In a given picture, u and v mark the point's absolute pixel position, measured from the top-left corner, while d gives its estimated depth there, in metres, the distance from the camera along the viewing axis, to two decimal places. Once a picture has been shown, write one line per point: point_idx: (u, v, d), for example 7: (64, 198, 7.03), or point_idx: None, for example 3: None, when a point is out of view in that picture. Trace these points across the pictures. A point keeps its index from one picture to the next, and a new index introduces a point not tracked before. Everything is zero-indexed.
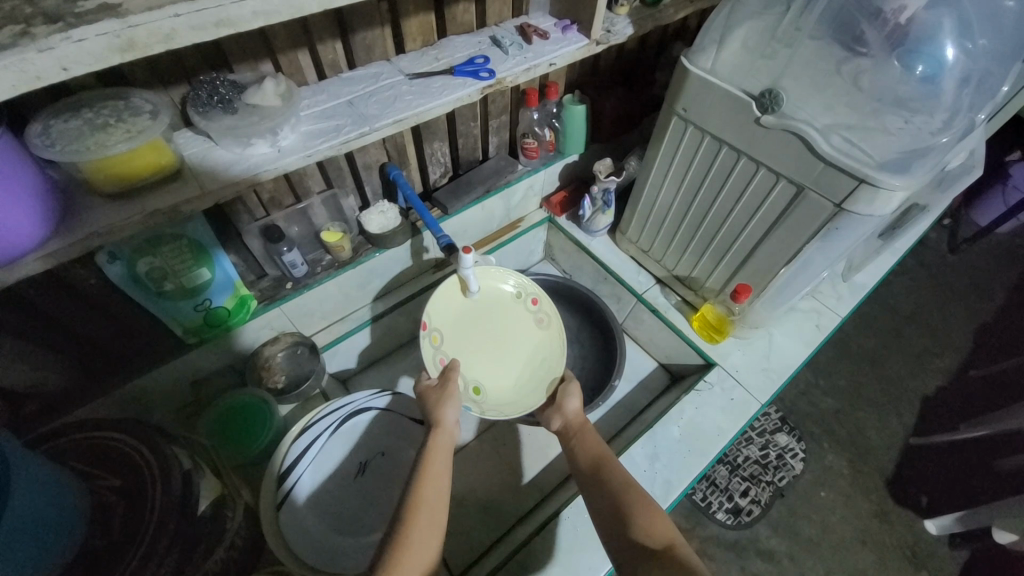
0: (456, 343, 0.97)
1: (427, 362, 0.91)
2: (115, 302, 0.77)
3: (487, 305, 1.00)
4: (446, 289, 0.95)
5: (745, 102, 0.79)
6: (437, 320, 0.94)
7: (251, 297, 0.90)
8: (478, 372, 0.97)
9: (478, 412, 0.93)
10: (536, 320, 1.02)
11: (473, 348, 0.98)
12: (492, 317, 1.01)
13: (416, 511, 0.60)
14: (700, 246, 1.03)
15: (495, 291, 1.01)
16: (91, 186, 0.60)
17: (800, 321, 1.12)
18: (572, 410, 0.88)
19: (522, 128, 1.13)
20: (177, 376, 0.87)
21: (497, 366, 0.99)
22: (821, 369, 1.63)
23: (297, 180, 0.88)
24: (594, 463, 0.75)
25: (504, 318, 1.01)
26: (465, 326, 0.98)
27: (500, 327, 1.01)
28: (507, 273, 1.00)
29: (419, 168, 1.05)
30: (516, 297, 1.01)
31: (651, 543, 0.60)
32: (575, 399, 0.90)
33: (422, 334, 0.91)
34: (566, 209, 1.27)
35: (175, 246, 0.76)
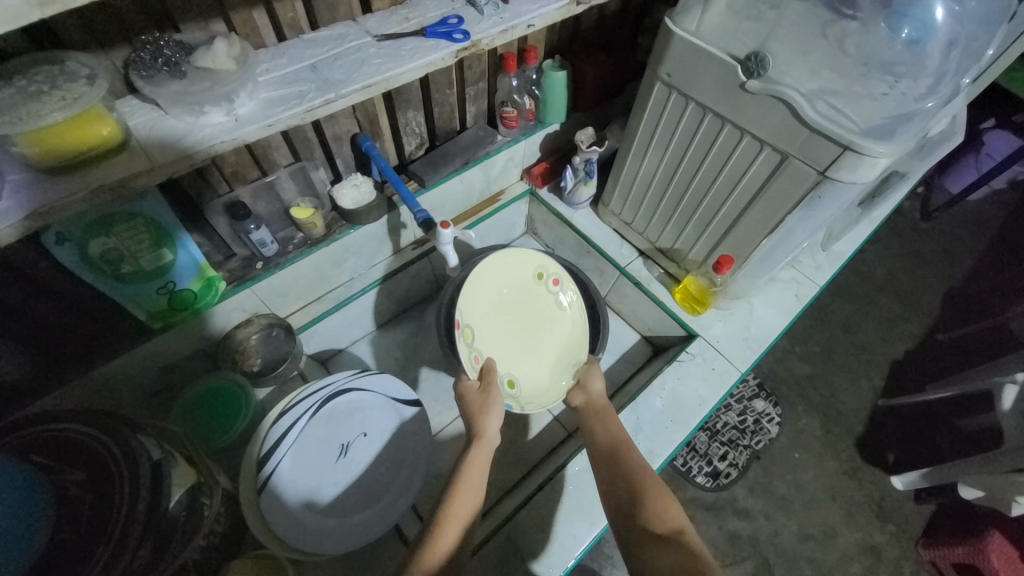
0: (489, 337, 0.97)
1: (465, 361, 0.88)
2: (69, 289, 0.72)
3: (513, 293, 1.01)
4: (476, 283, 0.95)
5: (732, 65, 0.77)
6: (470, 317, 0.94)
7: (219, 279, 0.86)
8: (510, 363, 0.98)
9: (518, 408, 0.93)
10: (556, 302, 1.05)
11: (505, 338, 0.99)
12: (518, 305, 1.02)
13: (450, 516, 0.65)
14: (683, 217, 1.02)
15: (519, 278, 1.02)
16: (26, 159, 0.54)
17: (780, 292, 1.13)
18: (594, 392, 0.91)
19: (501, 95, 1.08)
20: (145, 362, 0.84)
21: (528, 355, 1.00)
22: (797, 337, 1.67)
23: (262, 153, 0.82)
24: (613, 444, 0.77)
25: (529, 305, 1.03)
26: (495, 318, 0.99)
27: (527, 314, 1.02)
28: (527, 255, 1.01)
29: (393, 139, 1.00)
30: (538, 279, 1.03)
31: (662, 526, 0.61)
32: (599, 384, 0.93)
33: (456, 332, 0.89)
34: (548, 180, 1.23)
35: (130, 225, 0.71)
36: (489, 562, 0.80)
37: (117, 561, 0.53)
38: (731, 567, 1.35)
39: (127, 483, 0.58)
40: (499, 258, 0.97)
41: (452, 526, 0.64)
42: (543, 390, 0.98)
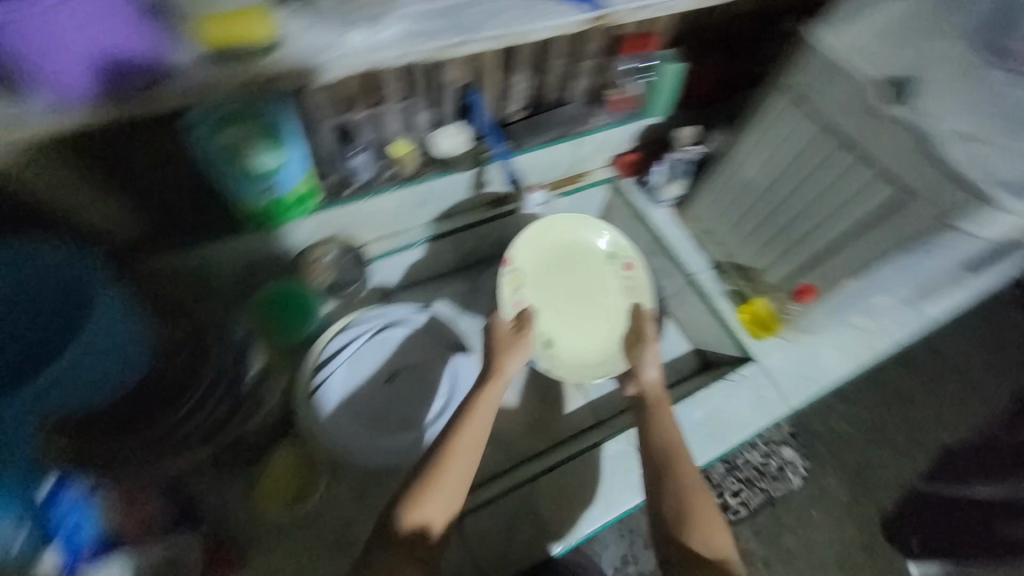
0: (540, 289, 1.07)
1: (506, 300, 1.02)
2: (188, 174, 0.79)
3: (571, 253, 1.08)
4: (531, 239, 1.06)
5: (872, 88, 0.72)
6: (520, 263, 1.05)
7: (315, 194, 0.90)
8: (559, 324, 1.06)
9: (544, 364, 1.02)
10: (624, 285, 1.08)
11: (561, 299, 1.07)
12: (576, 269, 1.08)
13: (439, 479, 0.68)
14: (772, 236, 0.99)
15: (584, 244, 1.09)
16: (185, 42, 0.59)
17: (852, 338, 1.08)
18: (649, 379, 0.88)
19: (611, 76, 1.06)
20: (235, 255, 0.90)
21: (577, 325, 1.06)
22: (847, 394, 1.57)
23: (378, 85, 0.86)
24: (668, 449, 0.77)
25: (593, 276, 1.08)
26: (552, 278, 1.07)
27: (586, 282, 1.08)
28: (602, 230, 1.08)
29: (496, 97, 1.00)
30: (608, 258, 1.09)
31: (707, 552, 0.70)
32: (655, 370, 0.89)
33: (503, 271, 1.03)
34: (634, 171, 1.21)
35: (254, 126, 0.76)
36: (503, 516, 0.83)
37: None
38: None
39: None
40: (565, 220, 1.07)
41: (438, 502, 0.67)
42: (582, 355, 1.05)
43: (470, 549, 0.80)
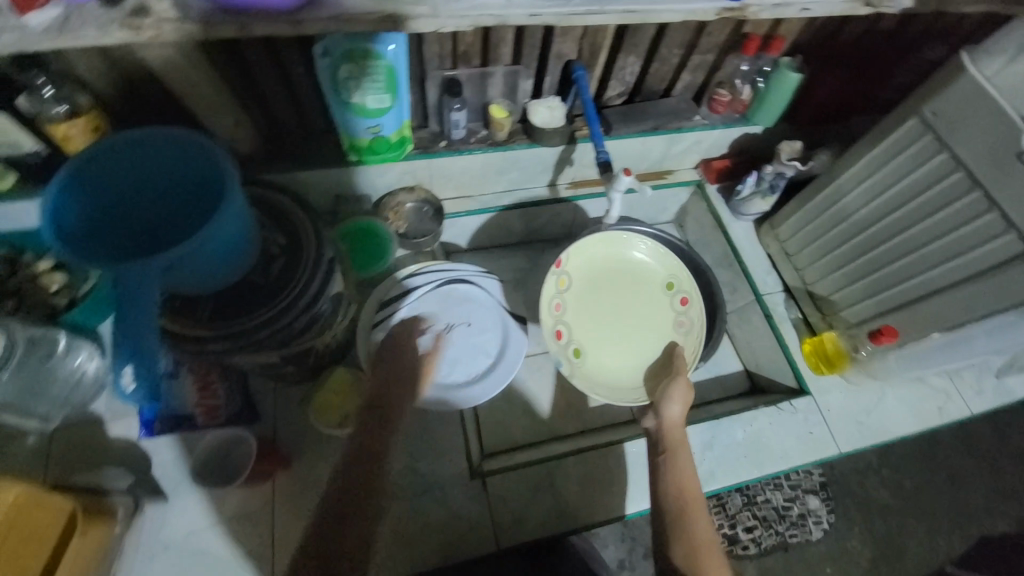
0: (583, 298, 1.03)
1: (547, 300, 0.98)
2: (308, 94, 0.84)
3: (622, 272, 1.06)
4: (587, 248, 1.03)
5: (1018, 127, 0.67)
6: (569, 267, 1.02)
7: (410, 141, 0.94)
8: (596, 338, 1.02)
9: (566, 368, 0.96)
10: (676, 320, 1.03)
11: (603, 315, 1.03)
12: (625, 290, 1.05)
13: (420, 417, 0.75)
14: (861, 269, 0.96)
15: (641, 265, 1.06)
16: None
17: (923, 396, 1.01)
18: (671, 416, 0.83)
19: (722, 75, 1.03)
20: (327, 182, 0.95)
21: (614, 345, 1.02)
22: (890, 458, 1.48)
23: (493, 45, 0.87)
24: (682, 498, 0.73)
25: (642, 301, 1.05)
26: (597, 292, 1.04)
27: (633, 305, 1.04)
28: (663, 256, 1.04)
29: (602, 76, 1.00)
30: (665, 288, 1.04)
31: None
32: (678, 408, 0.83)
33: (553, 271, 0.99)
34: (722, 179, 1.17)
35: (373, 68, 0.78)
36: (526, 482, 0.85)
37: (293, 308, 0.64)
38: None
39: (310, 258, 0.67)
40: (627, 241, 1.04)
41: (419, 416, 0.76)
42: (609, 375, 1.00)
43: (490, 506, 0.83)
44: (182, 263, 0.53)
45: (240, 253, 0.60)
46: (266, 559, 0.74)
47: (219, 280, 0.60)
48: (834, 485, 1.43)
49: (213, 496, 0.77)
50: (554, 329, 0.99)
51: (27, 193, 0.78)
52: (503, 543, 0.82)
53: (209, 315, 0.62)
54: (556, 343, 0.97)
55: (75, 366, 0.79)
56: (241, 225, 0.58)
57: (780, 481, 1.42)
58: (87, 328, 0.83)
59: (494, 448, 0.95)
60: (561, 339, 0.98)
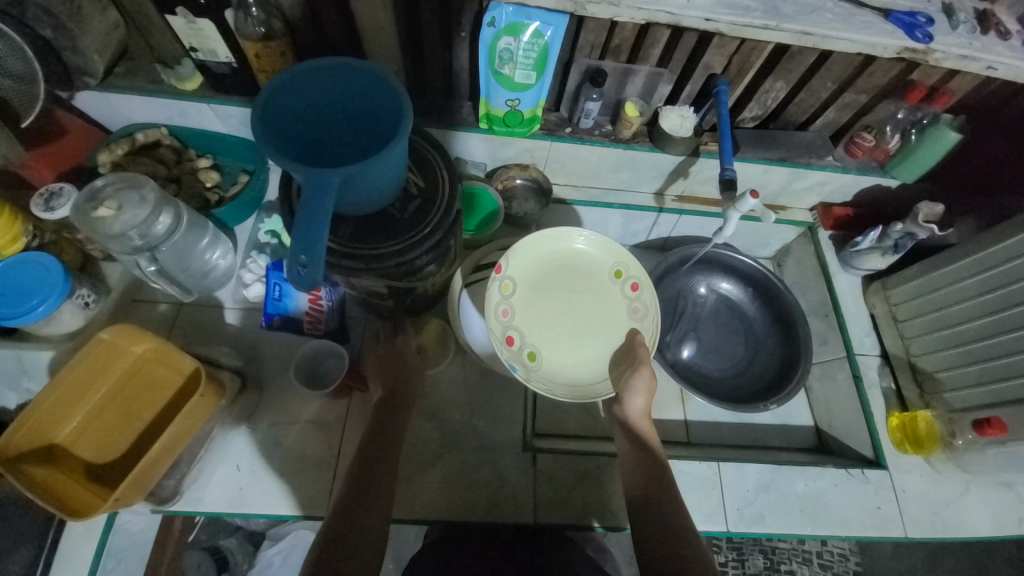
0: (533, 301, 0.87)
1: (490, 307, 0.84)
2: (461, 58, 0.89)
3: (568, 268, 0.88)
4: (531, 245, 0.86)
5: None
6: (513, 268, 0.86)
7: (538, 122, 0.97)
8: (549, 341, 0.86)
9: (522, 377, 0.81)
10: (629, 308, 0.87)
11: (552, 315, 0.87)
12: (572, 282, 0.88)
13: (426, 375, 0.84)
14: (981, 350, 0.89)
15: (587, 256, 0.88)
16: None
17: (1012, 504, 0.92)
18: (635, 407, 0.78)
19: (871, 119, 0.98)
20: (451, 141, 1.00)
21: (569, 342, 0.86)
22: (934, 564, 1.37)
23: (646, 43, 0.88)
24: (650, 485, 0.72)
25: (590, 296, 0.88)
26: (546, 289, 0.88)
27: (579, 298, 0.88)
28: (603, 244, 0.87)
29: (742, 96, 0.98)
30: (613, 277, 0.87)
31: None
32: (641, 399, 0.78)
33: (494, 277, 0.84)
34: (838, 227, 1.12)
35: (532, 44, 0.82)
36: (573, 469, 0.87)
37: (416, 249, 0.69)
38: None
39: (442, 207, 0.71)
40: (566, 232, 0.87)
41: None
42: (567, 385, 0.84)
43: (535, 481, 0.86)
44: (354, 182, 0.59)
45: (391, 186, 0.65)
46: (326, 465, 0.81)
47: (367, 205, 0.66)
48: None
49: (297, 395, 0.85)
50: (503, 335, 0.84)
51: (207, 97, 0.89)
52: (539, 519, 0.84)
53: (346, 235, 0.68)
54: (505, 349, 0.82)
55: (209, 259, 0.88)
56: (398, 163, 0.63)
57: (811, 555, 1.34)
58: (226, 225, 0.92)
59: (545, 430, 0.97)
60: (512, 345, 0.84)
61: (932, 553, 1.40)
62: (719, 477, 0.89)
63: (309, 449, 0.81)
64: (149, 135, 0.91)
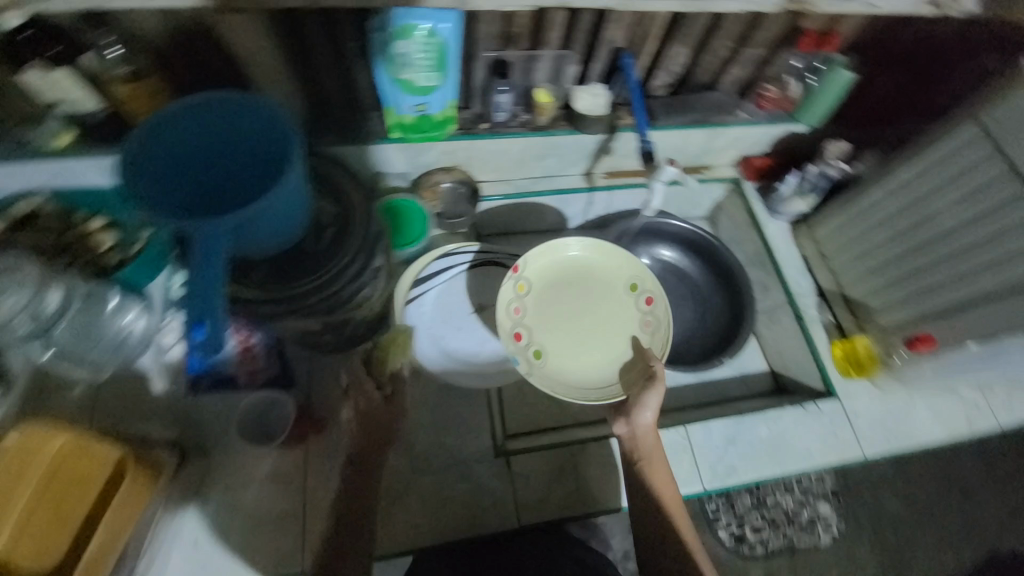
0: (545, 305, 0.90)
1: (502, 303, 0.87)
2: (356, 68, 0.85)
3: (582, 278, 0.92)
4: (547, 249, 0.90)
5: None
6: (530, 269, 0.90)
7: (453, 121, 0.95)
8: (557, 342, 0.89)
9: (523, 369, 0.84)
10: (641, 321, 0.90)
11: (565, 322, 0.90)
12: (586, 291, 0.92)
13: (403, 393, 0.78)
14: (904, 271, 0.94)
15: (599, 266, 0.92)
16: None
17: (951, 406, 0.99)
18: (644, 423, 0.75)
19: (771, 70, 1.01)
20: (369, 157, 0.96)
21: (579, 347, 0.89)
22: (902, 469, 1.48)
23: (545, 27, 0.87)
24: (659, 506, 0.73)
25: (605, 305, 0.91)
26: (562, 295, 0.91)
27: (596, 308, 0.91)
28: (620, 256, 0.91)
29: (649, 66, 0.98)
30: (628, 289, 0.91)
31: None
32: (652, 414, 0.75)
33: (510, 276, 0.88)
34: (760, 178, 1.16)
35: (430, 44, 0.79)
36: (548, 464, 0.87)
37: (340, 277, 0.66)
38: None
39: (359, 229, 0.68)
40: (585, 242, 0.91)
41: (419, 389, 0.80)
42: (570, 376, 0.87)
43: (512, 484, 0.85)
44: (249, 224, 0.55)
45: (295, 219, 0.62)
46: (295, 516, 0.77)
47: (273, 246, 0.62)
48: (845, 492, 1.43)
49: (250, 452, 0.80)
50: (512, 331, 0.87)
51: (82, 151, 0.80)
52: (524, 519, 0.83)
53: (261, 277, 0.64)
54: (512, 343, 0.85)
55: (123, 325, 0.81)
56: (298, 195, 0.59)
57: (792, 484, 1.42)
58: (135, 287, 0.83)
59: (516, 430, 0.96)
60: (519, 340, 0.87)
61: (899, 460, 1.50)
62: (689, 440, 0.92)
63: (272, 505, 0.77)
64: (23, 206, 0.79)
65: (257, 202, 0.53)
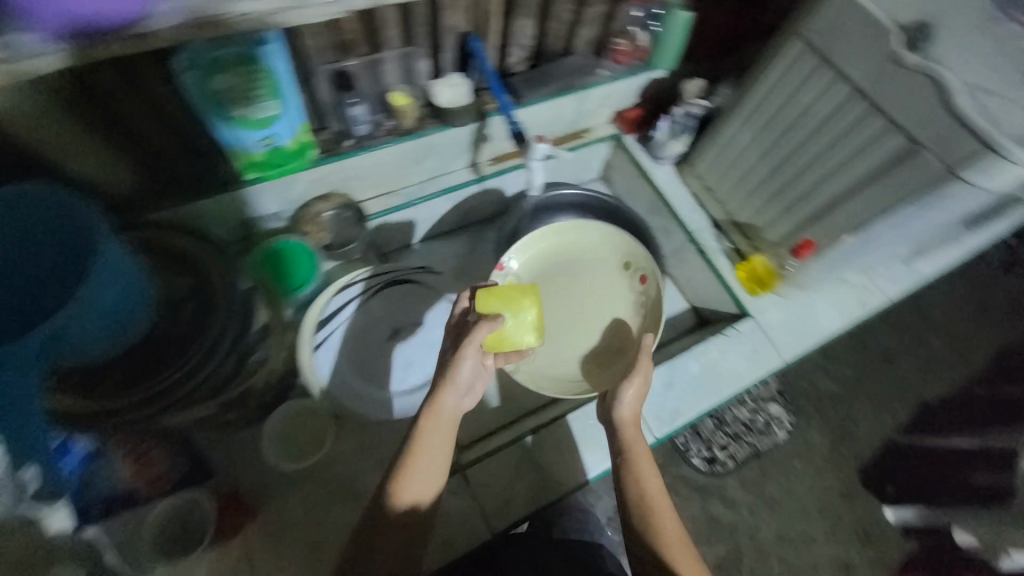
0: (542, 292, 1.08)
1: None
2: (180, 117, 0.75)
3: (572, 265, 1.10)
4: (537, 241, 1.07)
5: (886, 32, 0.71)
6: (519, 267, 1.06)
7: (311, 147, 0.87)
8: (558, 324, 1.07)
9: (512, 367, 0.98)
10: (634, 299, 1.07)
11: (558, 308, 1.08)
12: (581, 274, 1.10)
13: (414, 456, 0.70)
14: (775, 190, 0.98)
15: (594, 250, 1.10)
16: None
17: (846, 294, 1.09)
18: (625, 412, 0.80)
19: (617, 25, 1.02)
20: (231, 207, 0.87)
21: (568, 332, 1.06)
22: (833, 353, 1.63)
23: (376, 28, 0.81)
24: (642, 497, 0.75)
25: (598, 284, 1.10)
26: (556, 282, 1.09)
27: (591, 288, 1.09)
28: (618, 240, 1.08)
29: (499, 44, 0.96)
30: (622, 268, 1.09)
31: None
32: (632, 403, 0.80)
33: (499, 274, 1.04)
34: (637, 129, 1.19)
35: (249, 71, 0.71)
36: (506, 463, 0.87)
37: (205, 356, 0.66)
38: (701, 544, 1.42)
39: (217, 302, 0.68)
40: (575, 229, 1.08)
41: (419, 487, 0.69)
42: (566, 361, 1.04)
43: (475, 496, 0.84)
44: (68, 330, 0.54)
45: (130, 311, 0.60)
46: None
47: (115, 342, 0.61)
48: (788, 389, 1.57)
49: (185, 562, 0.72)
50: None
51: None
52: (495, 526, 0.83)
53: (122, 383, 0.63)
54: None
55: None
56: (121, 289, 0.58)
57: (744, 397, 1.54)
58: None
59: (469, 440, 0.95)
60: None
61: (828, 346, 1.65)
62: None
63: None
64: None
65: (55, 318, 0.51)
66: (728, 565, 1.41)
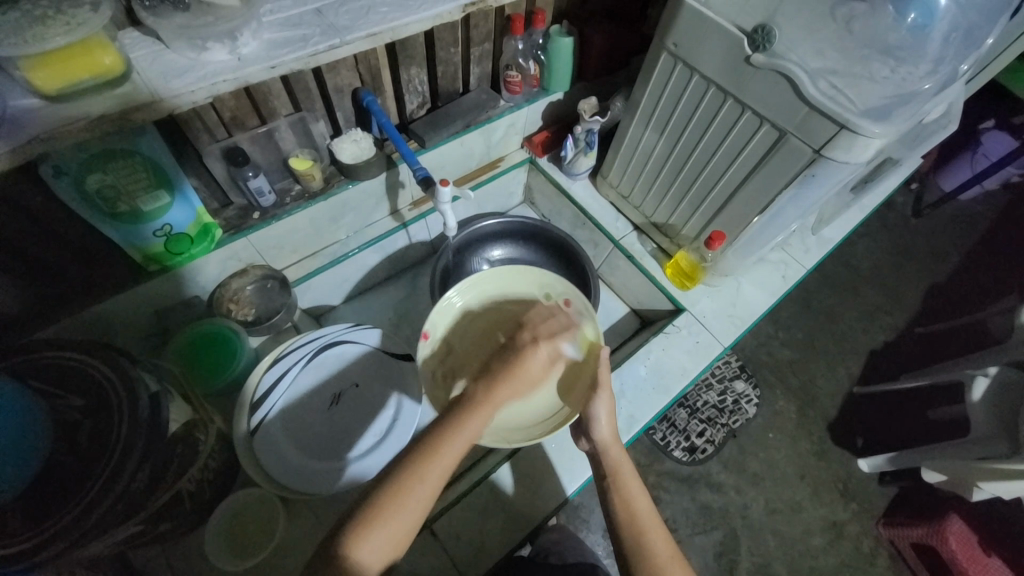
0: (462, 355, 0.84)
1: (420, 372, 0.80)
2: (63, 223, 0.71)
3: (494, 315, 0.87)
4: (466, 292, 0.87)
5: (737, 37, 0.76)
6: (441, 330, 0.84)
7: (215, 226, 0.86)
8: None
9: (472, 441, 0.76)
10: None
11: None
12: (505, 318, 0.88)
13: (404, 493, 0.54)
14: (680, 190, 1.03)
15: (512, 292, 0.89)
16: (37, 88, 0.56)
17: (768, 272, 1.15)
18: (602, 435, 0.74)
19: (506, 58, 1.06)
20: (141, 301, 0.84)
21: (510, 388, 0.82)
22: (781, 322, 1.71)
23: (261, 99, 0.81)
24: (630, 522, 0.67)
25: None
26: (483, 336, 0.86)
27: None
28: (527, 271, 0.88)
29: (394, 95, 0.98)
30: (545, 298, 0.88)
31: None
32: (605, 423, 0.73)
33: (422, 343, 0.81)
34: (548, 150, 1.23)
35: (127, 163, 0.69)
36: (473, 507, 0.86)
37: (120, 475, 0.60)
38: (699, 535, 1.42)
39: (124, 411, 0.63)
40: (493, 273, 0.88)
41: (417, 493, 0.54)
42: (514, 415, 0.81)
43: (446, 549, 0.83)
44: None
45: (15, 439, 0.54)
46: None
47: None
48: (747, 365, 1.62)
49: None
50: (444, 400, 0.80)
51: None
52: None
53: (22, 524, 0.55)
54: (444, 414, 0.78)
55: None
56: (19, 410, 0.55)
57: (710, 380, 1.58)
58: None
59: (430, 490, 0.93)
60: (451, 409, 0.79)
61: (775, 316, 1.73)
62: None
63: None
64: None
65: None
66: (728, 551, 1.41)
